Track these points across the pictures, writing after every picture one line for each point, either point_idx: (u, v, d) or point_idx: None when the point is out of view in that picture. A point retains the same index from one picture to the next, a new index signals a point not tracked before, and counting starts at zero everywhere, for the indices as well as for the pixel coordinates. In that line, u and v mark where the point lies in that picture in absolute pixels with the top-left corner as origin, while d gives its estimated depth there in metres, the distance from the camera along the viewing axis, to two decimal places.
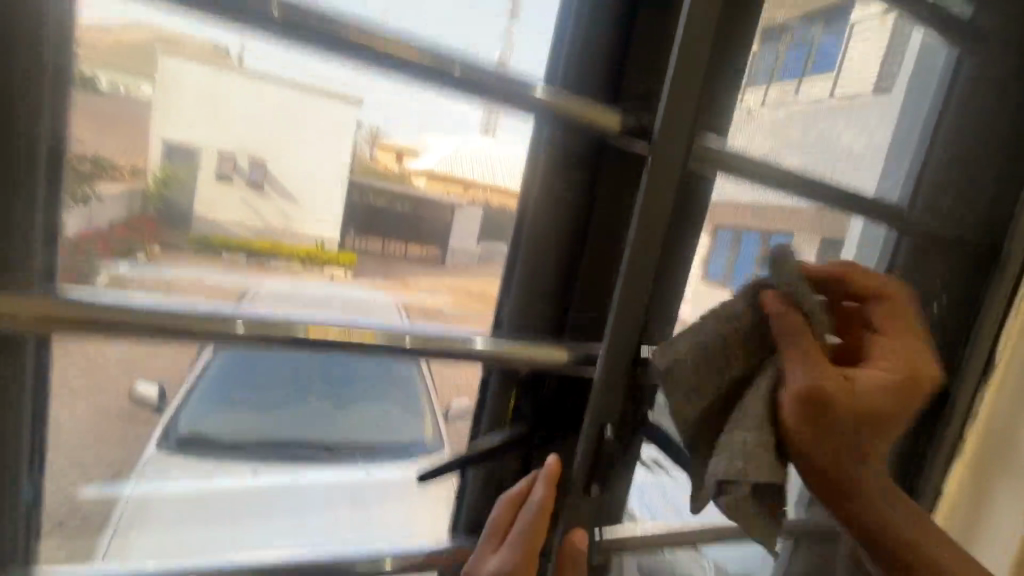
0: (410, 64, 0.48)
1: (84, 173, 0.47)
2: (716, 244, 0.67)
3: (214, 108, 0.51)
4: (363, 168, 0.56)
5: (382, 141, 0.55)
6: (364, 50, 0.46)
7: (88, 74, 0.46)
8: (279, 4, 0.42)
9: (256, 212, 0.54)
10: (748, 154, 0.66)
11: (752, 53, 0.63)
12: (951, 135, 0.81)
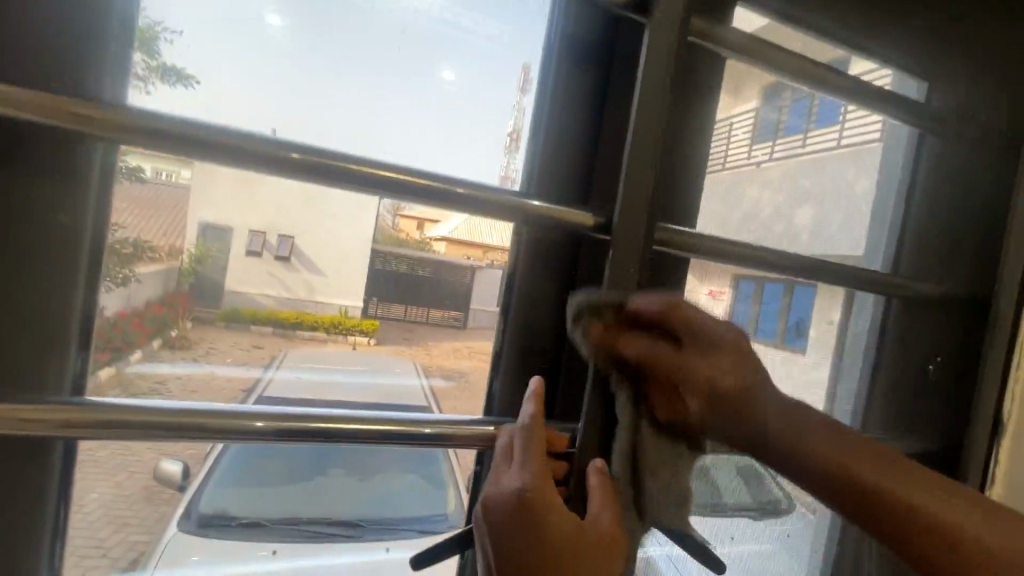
0: (393, 180, 0.46)
1: (126, 257, 0.51)
2: (739, 296, 0.69)
3: (248, 190, 0.53)
4: (385, 237, 0.57)
5: (404, 211, 0.56)
6: (363, 176, 0.46)
7: (134, 164, 0.49)
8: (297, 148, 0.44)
9: (282, 285, 0.56)
10: (755, 204, 0.71)
11: (755, 112, 0.68)
12: (953, 175, 0.79)
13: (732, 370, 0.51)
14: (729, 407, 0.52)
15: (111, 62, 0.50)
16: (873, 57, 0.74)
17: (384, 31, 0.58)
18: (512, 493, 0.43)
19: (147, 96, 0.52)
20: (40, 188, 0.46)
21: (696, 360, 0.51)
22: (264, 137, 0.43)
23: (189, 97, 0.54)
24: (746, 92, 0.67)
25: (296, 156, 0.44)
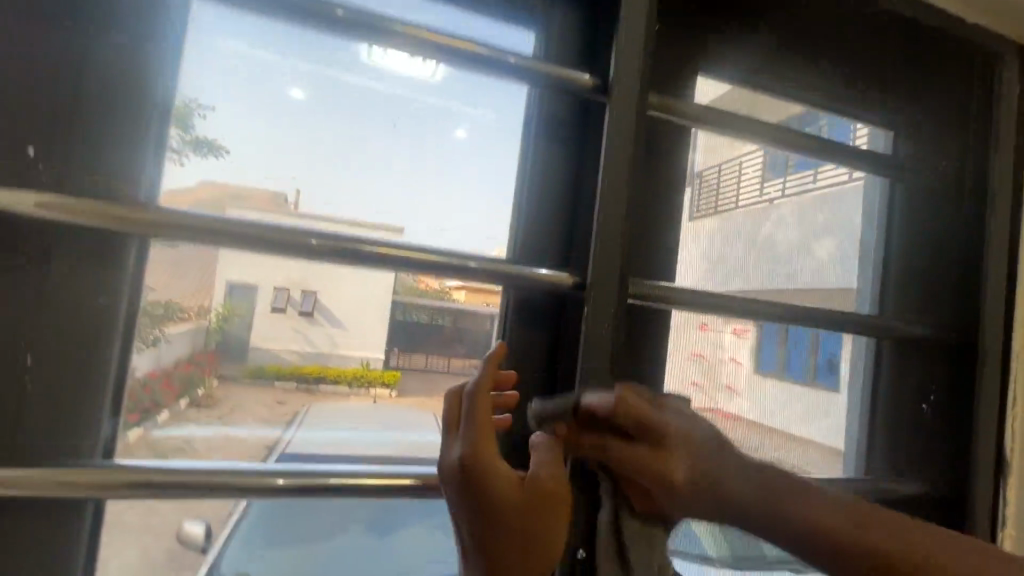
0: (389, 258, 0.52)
1: (157, 318, 0.53)
2: (765, 338, 0.71)
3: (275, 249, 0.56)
4: (405, 287, 0.60)
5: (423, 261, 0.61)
6: (372, 259, 0.52)
7: None
8: (318, 237, 0.50)
9: (305, 339, 0.57)
10: (773, 242, 0.73)
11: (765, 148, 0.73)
12: (943, 209, 0.82)
13: (693, 471, 0.54)
14: (691, 499, 0.54)
15: (151, 140, 0.55)
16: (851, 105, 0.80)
17: (396, 108, 0.63)
18: (455, 459, 0.47)
19: (181, 168, 0.56)
20: (83, 263, 0.50)
21: (652, 457, 0.54)
22: (285, 228, 0.49)
23: (220, 166, 0.57)
24: None
25: (315, 242, 0.50)
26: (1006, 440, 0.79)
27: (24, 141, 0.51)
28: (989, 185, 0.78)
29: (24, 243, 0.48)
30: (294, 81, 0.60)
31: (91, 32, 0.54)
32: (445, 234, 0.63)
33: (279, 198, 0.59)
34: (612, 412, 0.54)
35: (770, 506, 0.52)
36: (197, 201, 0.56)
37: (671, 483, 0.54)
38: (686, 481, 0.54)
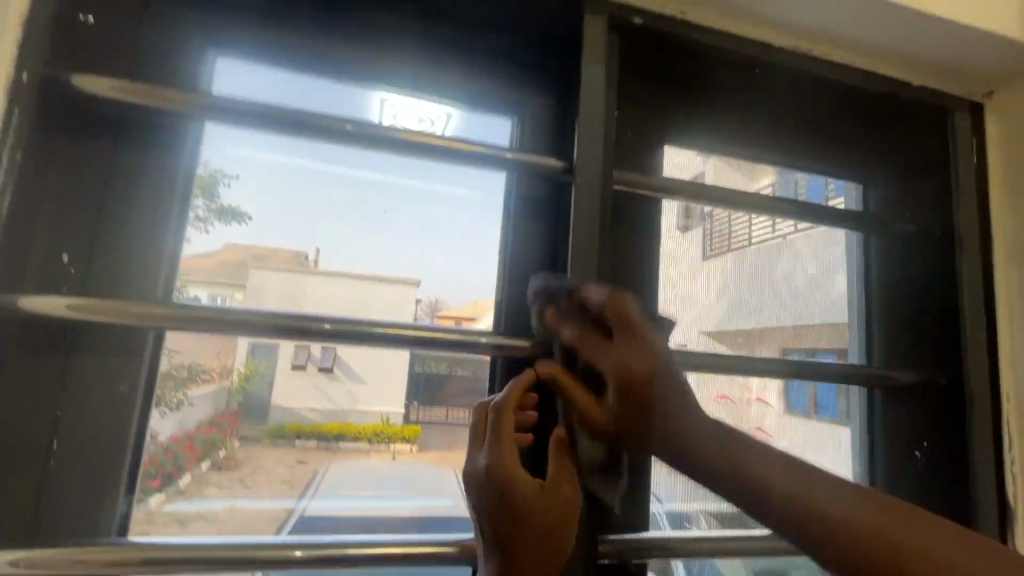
0: (391, 334, 0.52)
1: (181, 380, 0.54)
2: (795, 388, 0.74)
3: (295, 303, 0.61)
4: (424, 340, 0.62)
5: (441, 311, 0.64)
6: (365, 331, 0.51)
7: (192, 294, 0.58)
8: (331, 321, 0.51)
9: (325, 397, 0.58)
10: (775, 278, 0.76)
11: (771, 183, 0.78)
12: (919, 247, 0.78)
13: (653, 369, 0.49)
14: (640, 401, 0.50)
15: (175, 211, 0.57)
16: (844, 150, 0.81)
17: (406, 191, 0.65)
18: (482, 468, 0.48)
19: (206, 235, 0.58)
20: (109, 349, 0.51)
21: (621, 350, 0.50)
22: (298, 316, 0.50)
23: (244, 231, 0.59)
24: (763, 169, 0.78)
25: (328, 325, 0.51)
26: (1007, 488, 0.71)
27: (56, 249, 0.53)
28: (957, 243, 0.74)
29: (50, 343, 0.50)
30: (305, 170, 0.62)
31: (114, 142, 0.56)
32: (459, 290, 0.65)
33: (299, 256, 0.61)
34: (596, 307, 0.51)
35: (729, 461, 0.46)
36: (224, 264, 0.59)
37: (634, 374, 0.49)
38: (645, 378, 0.49)
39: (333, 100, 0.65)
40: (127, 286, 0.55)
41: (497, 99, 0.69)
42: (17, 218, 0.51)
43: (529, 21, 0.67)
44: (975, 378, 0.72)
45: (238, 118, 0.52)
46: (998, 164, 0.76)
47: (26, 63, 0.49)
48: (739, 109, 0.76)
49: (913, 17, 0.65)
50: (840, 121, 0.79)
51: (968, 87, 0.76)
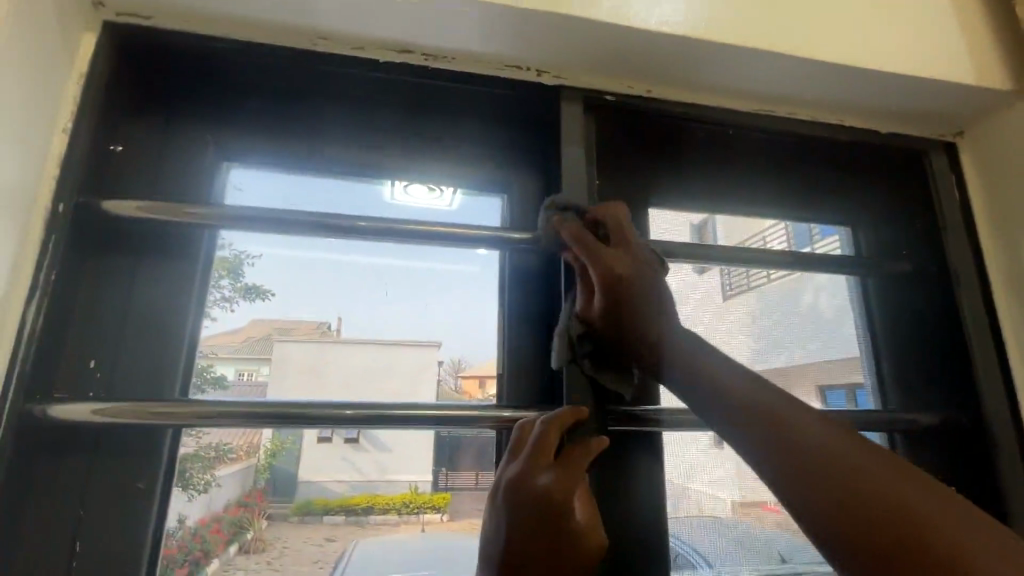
0: (412, 420, 0.53)
1: (208, 461, 0.54)
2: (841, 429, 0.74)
3: (317, 375, 0.61)
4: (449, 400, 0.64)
5: (464, 371, 0.65)
6: (383, 416, 0.52)
7: (218, 373, 0.59)
8: (354, 409, 0.52)
9: (353, 467, 0.58)
10: (785, 321, 0.77)
11: (778, 227, 0.81)
12: (924, 289, 0.78)
13: (636, 272, 0.54)
14: (628, 305, 0.54)
15: (195, 295, 0.59)
16: (836, 191, 0.84)
17: (417, 272, 0.66)
18: (546, 481, 0.47)
19: (231, 314, 0.60)
20: (128, 445, 0.52)
21: (611, 255, 0.54)
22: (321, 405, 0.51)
23: (267, 306, 0.61)
24: (773, 209, 0.81)
25: (350, 413, 0.52)
26: None
27: (87, 353, 0.54)
28: (953, 279, 0.75)
29: (75, 443, 0.50)
30: (317, 260, 0.64)
31: (132, 249, 0.58)
32: (482, 350, 0.65)
33: (322, 325, 0.62)
34: (602, 219, 0.57)
35: (775, 423, 0.44)
36: (249, 340, 0.60)
37: (622, 278, 0.53)
38: (631, 279, 0.53)
39: (344, 191, 0.68)
40: (154, 379, 0.56)
41: (494, 177, 0.71)
42: (52, 331, 0.50)
43: (515, 112, 0.70)
44: (996, 414, 0.69)
45: (251, 222, 0.54)
46: (977, 202, 0.77)
47: (62, 196, 0.50)
48: (730, 170, 0.79)
49: (874, 78, 0.68)
50: (823, 176, 0.83)
51: (937, 130, 0.79)
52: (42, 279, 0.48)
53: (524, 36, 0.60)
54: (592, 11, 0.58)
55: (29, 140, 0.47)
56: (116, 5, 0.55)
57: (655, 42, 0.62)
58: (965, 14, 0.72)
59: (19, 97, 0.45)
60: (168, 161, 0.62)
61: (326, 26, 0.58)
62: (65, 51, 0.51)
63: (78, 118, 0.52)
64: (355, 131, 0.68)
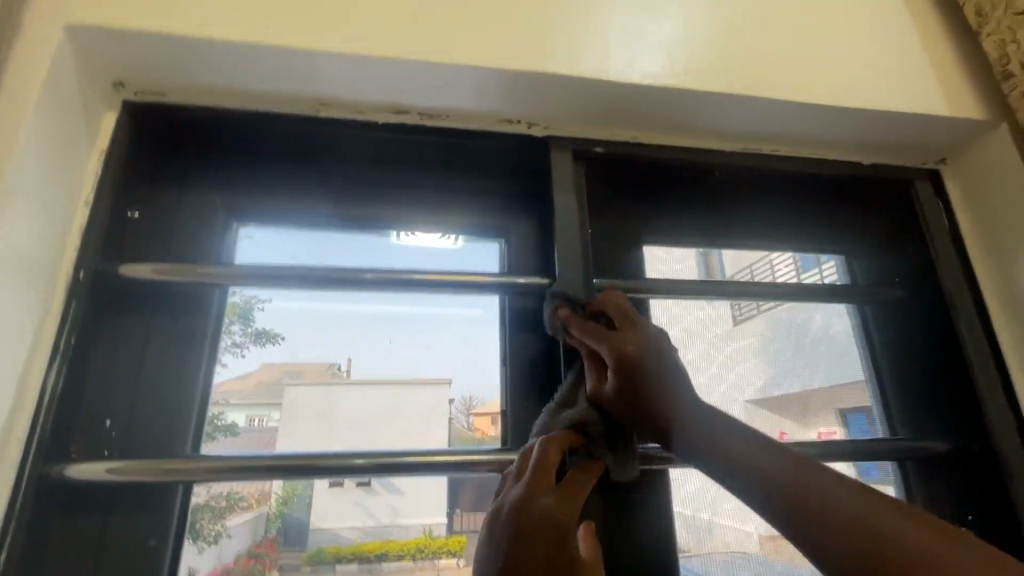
0: (427, 466, 0.53)
1: (218, 510, 0.54)
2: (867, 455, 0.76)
3: (328, 418, 0.62)
4: (460, 438, 0.63)
5: (476, 409, 0.65)
6: (396, 463, 0.52)
7: (230, 420, 0.59)
8: (366, 455, 0.52)
9: (364, 512, 0.57)
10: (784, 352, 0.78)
11: (774, 256, 0.84)
12: (922, 311, 0.79)
13: (646, 350, 0.53)
14: (642, 388, 0.52)
15: (208, 347, 0.59)
16: (829, 220, 0.86)
17: (422, 318, 0.67)
18: (551, 501, 0.46)
19: (242, 358, 0.61)
20: (140, 504, 0.51)
21: (617, 336, 0.54)
22: (333, 455, 0.51)
23: (277, 351, 0.62)
24: (766, 239, 0.83)
25: (361, 461, 0.52)
26: None
27: (99, 414, 0.54)
28: (950, 302, 0.76)
29: (87, 506, 0.50)
30: (326, 308, 0.64)
31: (145, 308, 0.58)
32: (494, 385, 0.65)
33: (332, 367, 0.63)
34: (604, 301, 0.57)
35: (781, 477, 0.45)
36: (261, 384, 0.61)
37: (632, 357, 0.53)
38: (640, 360, 0.53)
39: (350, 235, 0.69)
40: (165, 437, 0.55)
41: (500, 220, 0.72)
42: (69, 395, 0.50)
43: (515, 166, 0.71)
44: (1004, 435, 0.69)
45: (262, 280, 0.55)
46: (966, 225, 0.80)
47: (83, 263, 0.51)
48: (724, 205, 0.82)
49: (855, 115, 0.72)
50: (820, 207, 0.86)
51: (920, 158, 0.82)
52: (62, 345, 0.49)
53: (518, 95, 0.63)
54: (579, 68, 0.61)
55: (50, 214, 0.48)
56: (136, 85, 0.57)
57: (641, 93, 0.65)
58: (933, 53, 0.76)
59: (41, 175, 0.47)
60: (179, 221, 0.62)
61: (327, 93, 0.60)
62: (84, 128, 0.54)
63: (98, 191, 0.54)
64: (364, 182, 0.69)
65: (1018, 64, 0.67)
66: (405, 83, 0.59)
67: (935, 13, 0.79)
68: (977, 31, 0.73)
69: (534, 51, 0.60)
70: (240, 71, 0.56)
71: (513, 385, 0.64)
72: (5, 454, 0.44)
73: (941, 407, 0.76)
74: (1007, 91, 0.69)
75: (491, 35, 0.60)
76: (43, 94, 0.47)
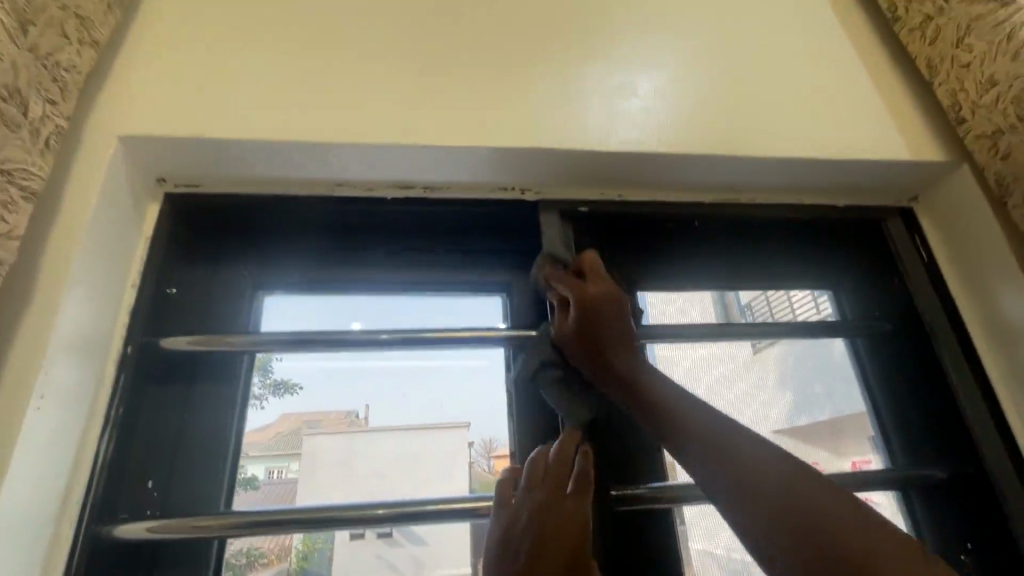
0: (447, 511, 0.57)
1: (240, 566, 0.59)
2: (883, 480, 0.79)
3: (347, 464, 0.67)
4: (482, 483, 0.68)
5: (495, 452, 0.69)
6: (412, 512, 0.56)
7: (249, 475, 0.63)
8: (384, 505, 0.56)
9: (387, 564, 0.62)
10: (771, 386, 0.84)
11: (764, 295, 0.89)
12: (909, 342, 0.82)
13: (604, 297, 0.63)
14: (598, 324, 0.62)
15: (239, 403, 0.64)
16: (815, 257, 0.90)
17: (434, 371, 0.72)
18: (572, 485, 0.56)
19: (262, 411, 0.66)
20: (174, 560, 0.56)
21: (582, 284, 0.64)
22: (355, 505, 0.55)
23: (296, 400, 0.67)
24: (756, 279, 0.88)
25: (381, 511, 0.55)
26: None
27: (143, 475, 0.58)
28: (931, 333, 0.80)
29: (132, 564, 0.54)
30: (338, 367, 0.69)
31: (186, 377, 0.63)
32: (509, 430, 0.69)
33: (350, 414, 0.68)
34: (580, 262, 0.67)
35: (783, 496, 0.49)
36: (279, 435, 0.66)
37: (592, 303, 0.63)
38: (600, 302, 0.63)
39: (367, 298, 0.75)
40: (200, 496, 0.59)
41: (511, 274, 0.78)
42: (119, 458, 0.56)
43: (510, 224, 0.77)
44: (997, 464, 0.72)
45: (281, 347, 0.61)
46: (942, 259, 0.83)
47: (131, 338, 0.58)
48: (713, 249, 0.87)
49: (821, 165, 0.77)
50: (818, 246, 0.89)
51: (892, 198, 0.86)
52: (111, 413, 0.55)
53: (510, 168, 0.70)
54: (563, 141, 0.68)
55: (102, 300, 0.55)
56: (175, 179, 0.65)
57: (622, 158, 0.71)
58: (890, 102, 0.82)
59: (96, 269, 0.54)
60: (213, 294, 0.68)
61: (340, 175, 0.67)
62: (133, 216, 0.61)
63: (143, 274, 0.61)
64: (380, 246, 0.75)
65: (968, 110, 0.72)
66: (409, 159, 0.66)
67: (888, 64, 0.85)
68: (929, 79, 0.78)
69: (521, 128, 0.68)
70: (266, 162, 0.64)
71: (528, 429, 0.67)
72: (62, 521, 0.50)
73: (933, 438, 0.78)
74: (962, 135, 0.74)
75: (483, 116, 0.67)
76: (103, 195, 0.55)
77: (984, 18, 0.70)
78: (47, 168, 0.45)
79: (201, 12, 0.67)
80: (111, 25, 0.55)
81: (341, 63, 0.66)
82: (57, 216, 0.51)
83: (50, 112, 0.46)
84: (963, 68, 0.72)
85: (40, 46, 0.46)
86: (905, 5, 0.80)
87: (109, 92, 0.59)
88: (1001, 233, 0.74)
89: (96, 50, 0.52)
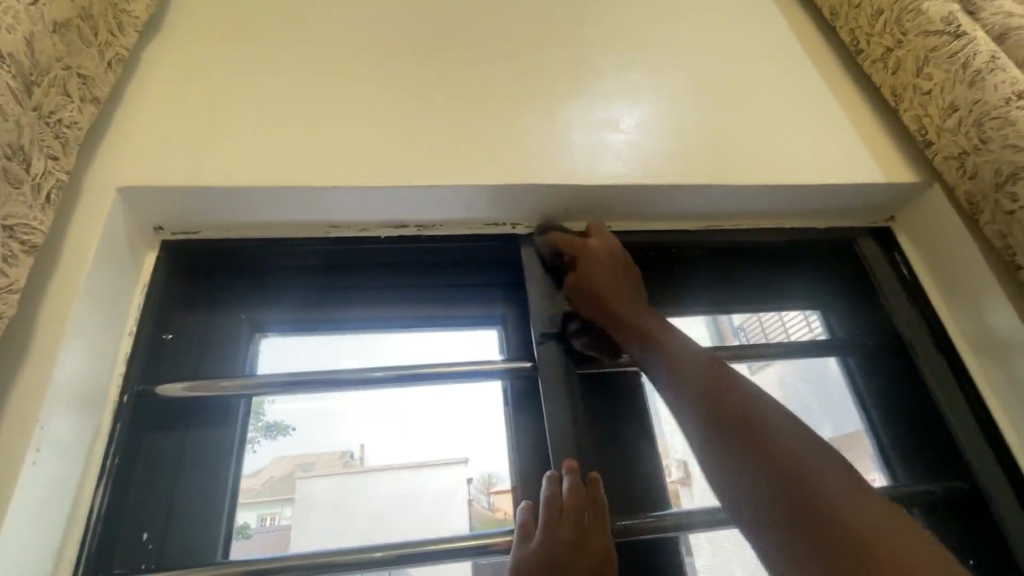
0: (445, 548, 0.56)
1: None
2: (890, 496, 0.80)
3: (344, 505, 0.66)
4: (482, 521, 0.67)
5: (495, 487, 0.68)
6: (410, 553, 0.55)
7: (242, 523, 0.62)
8: (381, 547, 0.55)
9: None
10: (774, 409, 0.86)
11: (759, 316, 0.91)
12: (895, 359, 0.83)
13: (605, 251, 0.70)
14: (600, 271, 0.68)
15: (234, 448, 0.64)
16: (802, 278, 0.92)
17: (431, 407, 0.72)
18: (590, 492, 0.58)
19: (254, 454, 0.65)
20: None
21: (584, 241, 0.71)
22: (353, 549, 0.55)
23: (289, 442, 0.67)
24: (745, 300, 0.90)
25: (379, 554, 0.55)
26: None
27: (137, 529, 0.57)
28: (909, 346, 0.81)
29: None
30: (334, 409, 0.70)
31: (183, 423, 0.62)
32: (510, 465, 0.69)
33: (345, 454, 0.68)
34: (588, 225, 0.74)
35: (750, 432, 0.53)
36: (271, 481, 0.65)
37: (592, 257, 0.70)
38: (602, 254, 0.70)
39: (361, 338, 0.75)
40: (198, 548, 0.58)
41: (510, 305, 0.78)
42: (113, 511, 0.55)
43: (503, 258, 0.78)
44: (993, 484, 0.71)
45: (274, 388, 0.60)
46: (925, 277, 0.85)
47: (128, 387, 0.58)
48: (701, 275, 0.89)
49: (798, 191, 0.80)
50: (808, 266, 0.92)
51: (872, 217, 0.89)
52: (108, 463, 0.55)
53: (499, 204, 0.72)
54: (549, 176, 0.71)
55: (100, 347, 0.55)
56: (171, 228, 0.66)
57: (608, 190, 0.74)
58: (860, 128, 0.85)
59: (94, 317, 0.54)
60: (208, 339, 0.68)
61: (334, 216, 0.69)
62: (131, 265, 0.62)
63: (141, 323, 0.61)
64: (376, 285, 0.76)
65: (933, 133, 0.76)
66: (401, 199, 0.68)
67: (857, 92, 0.89)
68: (896, 105, 0.82)
69: (511, 165, 0.70)
70: (262, 208, 0.65)
71: (529, 462, 0.67)
72: None
73: (927, 454, 0.79)
74: (930, 156, 0.77)
75: (472, 156, 0.70)
76: (102, 245, 0.56)
77: (940, 49, 0.75)
78: (47, 222, 0.46)
79: (198, 65, 0.69)
80: (112, 82, 0.57)
81: (334, 109, 0.69)
82: (58, 268, 0.52)
83: (51, 167, 0.47)
84: (925, 95, 0.76)
85: (43, 105, 0.48)
86: (867, 39, 0.85)
87: (107, 146, 0.61)
88: (976, 249, 0.76)
89: (97, 106, 0.54)
